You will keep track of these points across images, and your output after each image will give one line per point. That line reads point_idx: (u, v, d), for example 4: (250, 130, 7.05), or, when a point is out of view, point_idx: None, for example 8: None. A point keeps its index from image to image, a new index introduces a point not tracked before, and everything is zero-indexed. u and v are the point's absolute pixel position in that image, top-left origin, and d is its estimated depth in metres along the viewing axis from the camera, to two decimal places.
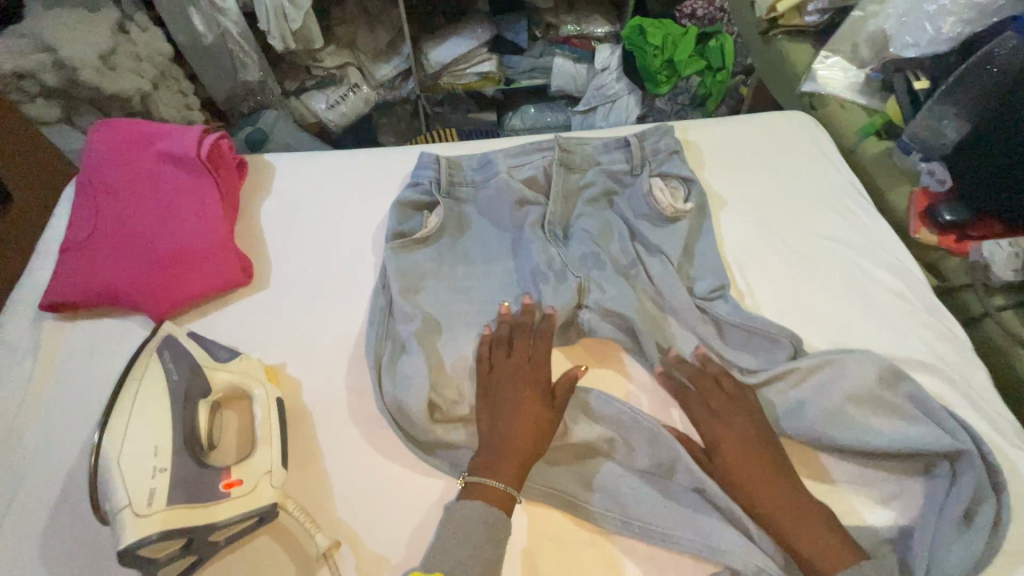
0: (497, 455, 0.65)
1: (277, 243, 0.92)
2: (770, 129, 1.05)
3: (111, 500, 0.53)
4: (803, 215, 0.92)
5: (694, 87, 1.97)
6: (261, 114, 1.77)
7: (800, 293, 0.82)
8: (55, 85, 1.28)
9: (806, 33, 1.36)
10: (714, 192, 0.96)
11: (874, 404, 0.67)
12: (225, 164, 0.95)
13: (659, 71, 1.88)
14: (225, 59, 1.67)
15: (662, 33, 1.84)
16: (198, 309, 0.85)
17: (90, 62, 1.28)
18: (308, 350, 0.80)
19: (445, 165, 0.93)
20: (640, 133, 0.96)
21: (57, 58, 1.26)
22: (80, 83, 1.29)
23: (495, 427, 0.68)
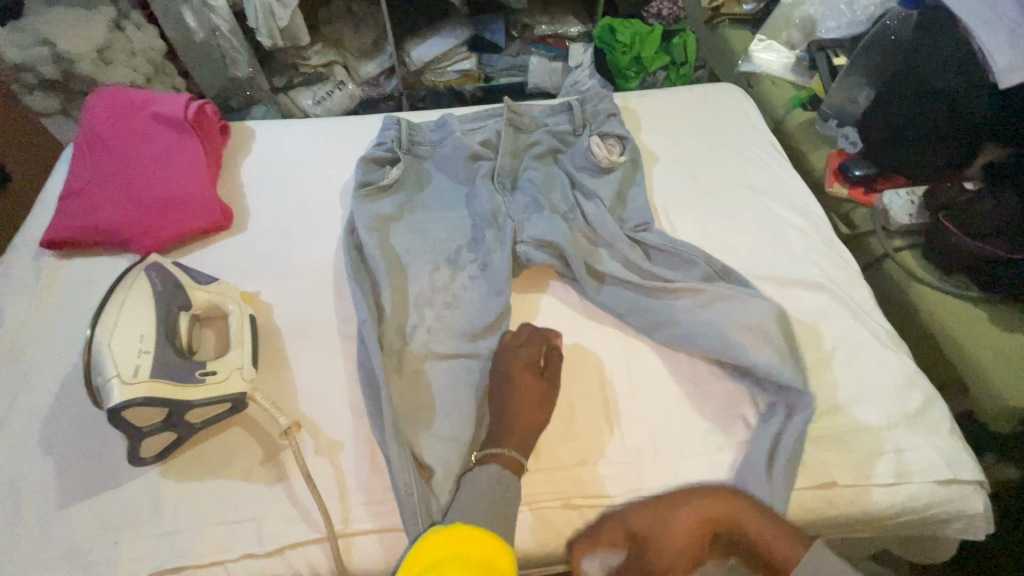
0: (507, 429, 0.70)
1: (256, 194, 1.02)
2: (703, 98, 1.18)
3: (102, 373, 0.63)
4: (725, 168, 1.04)
5: (660, 82, 2.08)
6: (251, 109, 1.92)
7: (717, 230, 0.94)
8: (52, 76, 1.40)
9: (745, 21, 1.50)
10: (648, 150, 1.07)
11: (766, 309, 0.79)
12: (209, 126, 1.06)
13: (628, 68, 2.01)
14: (216, 55, 1.76)
15: (630, 33, 1.97)
16: (183, 248, 0.95)
17: (86, 56, 1.39)
18: (279, 281, 0.89)
19: (405, 127, 1.04)
20: (583, 99, 1.09)
21: (55, 51, 1.37)
22: (77, 75, 1.41)
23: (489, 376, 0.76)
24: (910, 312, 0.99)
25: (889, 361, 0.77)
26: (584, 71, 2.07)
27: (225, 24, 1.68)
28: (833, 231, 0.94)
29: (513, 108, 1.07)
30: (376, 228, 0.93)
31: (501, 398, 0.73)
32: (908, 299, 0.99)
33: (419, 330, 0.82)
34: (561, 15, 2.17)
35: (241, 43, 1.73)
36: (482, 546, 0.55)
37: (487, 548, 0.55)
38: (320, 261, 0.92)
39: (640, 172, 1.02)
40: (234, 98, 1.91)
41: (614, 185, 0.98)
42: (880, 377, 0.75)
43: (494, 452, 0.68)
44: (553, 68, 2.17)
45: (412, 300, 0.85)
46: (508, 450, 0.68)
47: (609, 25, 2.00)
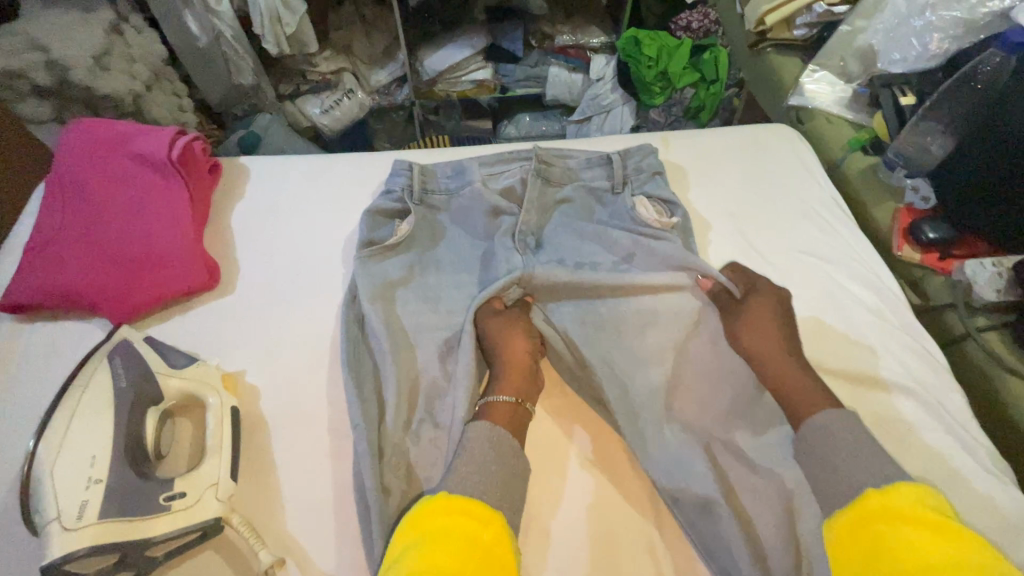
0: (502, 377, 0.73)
1: (248, 246, 0.90)
2: (755, 141, 1.04)
3: (40, 512, 0.52)
4: (781, 232, 0.92)
5: (688, 99, 1.94)
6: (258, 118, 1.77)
7: None
8: (47, 84, 1.26)
9: (794, 46, 1.35)
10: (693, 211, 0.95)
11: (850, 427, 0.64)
12: (197, 166, 0.94)
13: (653, 82, 1.87)
14: (221, 65, 1.64)
15: (656, 45, 1.83)
16: (162, 312, 0.83)
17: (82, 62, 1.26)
18: (269, 358, 0.77)
19: (417, 172, 0.91)
20: (624, 152, 0.96)
21: (49, 58, 1.24)
22: (74, 84, 1.28)
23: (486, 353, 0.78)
24: (993, 406, 0.85)
25: (993, 494, 0.64)
26: (607, 84, 1.99)
27: (230, 32, 1.59)
28: (911, 314, 0.81)
29: (544, 157, 0.94)
30: (383, 297, 0.81)
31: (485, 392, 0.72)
32: (995, 391, 0.85)
33: (429, 431, 0.70)
34: (584, 25, 2.03)
35: (247, 50, 1.64)
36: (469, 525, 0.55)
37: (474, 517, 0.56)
38: (315, 333, 0.80)
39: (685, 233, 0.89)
40: (238, 107, 1.80)
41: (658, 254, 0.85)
42: (982, 515, 0.62)
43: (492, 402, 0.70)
44: (573, 79, 2.03)
45: (422, 392, 0.73)
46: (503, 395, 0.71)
47: (635, 35, 1.84)
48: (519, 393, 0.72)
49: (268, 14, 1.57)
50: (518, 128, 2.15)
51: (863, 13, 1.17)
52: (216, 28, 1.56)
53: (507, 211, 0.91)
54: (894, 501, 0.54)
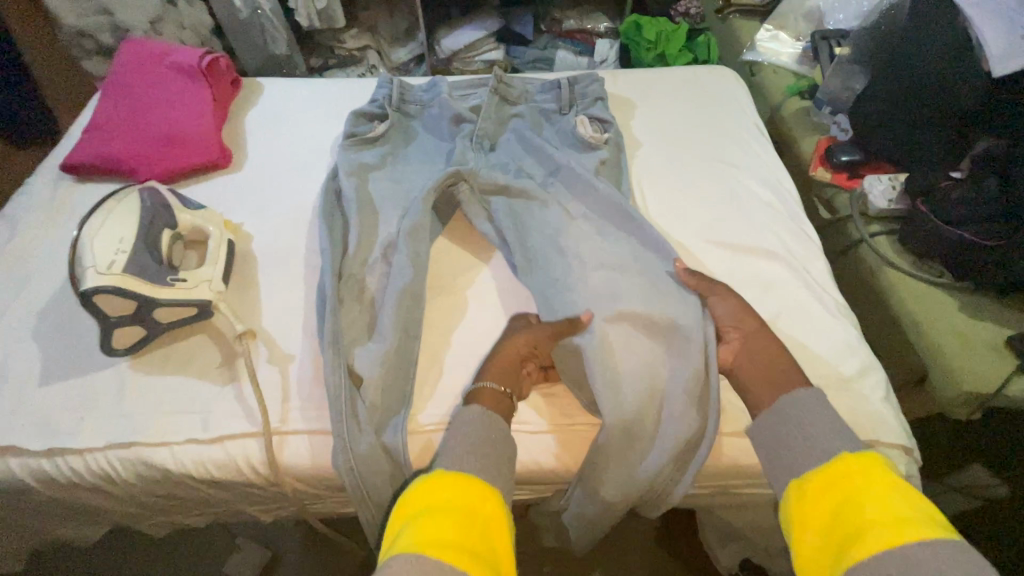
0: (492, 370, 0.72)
1: (256, 141, 1.10)
2: (695, 78, 1.19)
3: (83, 264, 0.71)
4: (702, 144, 1.05)
5: None
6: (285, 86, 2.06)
7: (685, 202, 0.95)
8: (109, 44, 1.56)
9: (755, 12, 1.51)
10: (631, 127, 1.09)
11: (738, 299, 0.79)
12: (222, 77, 1.15)
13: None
14: (258, 35, 1.88)
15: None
16: (183, 183, 1.03)
17: (141, 23, 1.53)
18: (263, 217, 0.96)
19: (397, 86, 1.10)
20: (574, 78, 1.09)
21: (112, 20, 1.52)
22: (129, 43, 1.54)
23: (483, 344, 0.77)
24: (879, 296, 0.97)
25: (833, 330, 0.77)
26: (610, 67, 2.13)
27: (269, 5, 1.82)
28: (801, 208, 0.94)
29: (504, 79, 1.11)
30: (356, 175, 0.98)
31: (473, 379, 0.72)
32: (878, 284, 0.97)
33: (378, 264, 0.86)
34: (591, 10, 2.26)
35: (281, 22, 1.87)
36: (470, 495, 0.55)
37: (478, 495, 0.55)
38: (301, 202, 0.99)
39: (615, 136, 1.03)
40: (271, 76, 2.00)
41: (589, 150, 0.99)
42: (819, 342, 0.75)
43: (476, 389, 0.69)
44: (579, 61, 2.18)
45: (379, 243, 0.89)
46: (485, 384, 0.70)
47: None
48: (503, 381, 0.71)
49: None
50: None
51: None
52: (257, 2, 1.79)
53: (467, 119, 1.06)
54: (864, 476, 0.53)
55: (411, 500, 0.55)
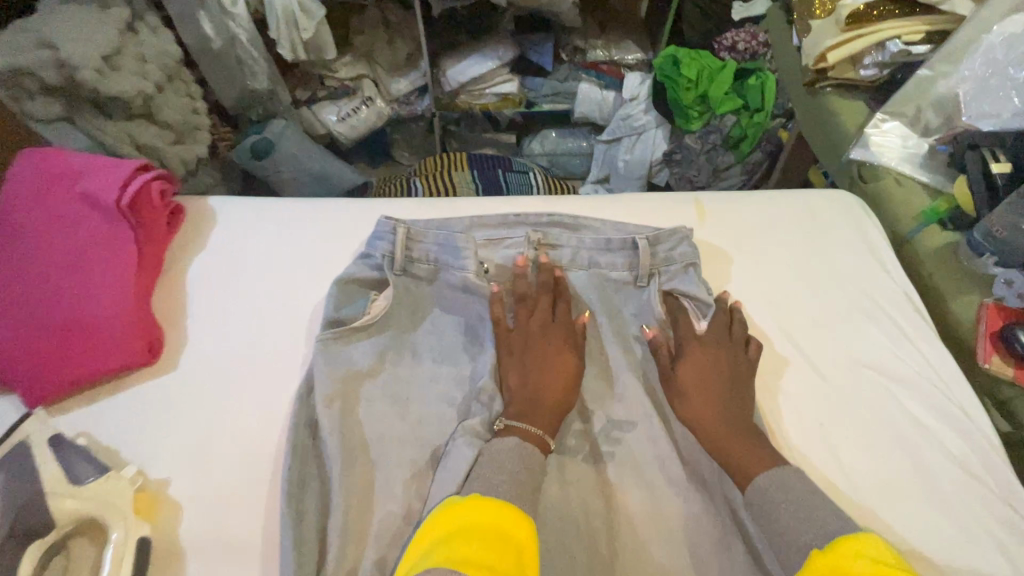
0: (534, 408, 0.66)
1: (198, 313, 0.77)
2: (811, 213, 0.87)
3: None
4: (845, 339, 0.75)
5: (728, 127, 1.73)
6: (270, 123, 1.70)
7: (848, 459, 0.66)
8: (56, 84, 1.06)
9: (858, 88, 1.16)
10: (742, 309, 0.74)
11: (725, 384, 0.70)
12: (154, 213, 0.81)
13: (690, 106, 1.70)
14: (234, 66, 1.52)
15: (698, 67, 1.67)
16: (89, 393, 0.70)
17: (92, 61, 1.06)
18: (203, 463, 0.65)
19: (401, 236, 0.76)
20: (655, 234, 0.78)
21: (57, 55, 1.03)
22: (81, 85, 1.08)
23: (526, 379, 0.68)
24: None
25: None
26: (640, 105, 1.80)
27: (246, 34, 1.46)
28: (1004, 471, 0.66)
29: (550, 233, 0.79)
30: (340, 395, 0.67)
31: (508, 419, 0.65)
32: None
33: None
34: (619, 39, 1.87)
35: (262, 53, 1.52)
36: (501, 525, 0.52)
37: (511, 522, 0.52)
38: (265, 439, 0.67)
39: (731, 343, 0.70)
40: (253, 111, 1.68)
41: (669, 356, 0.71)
42: None
43: (521, 429, 0.63)
44: (604, 97, 1.84)
45: (376, 536, 0.61)
46: (535, 428, 0.64)
47: (674, 54, 1.70)
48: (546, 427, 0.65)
49: (283, 15, 1.43)
50: (543, 144, 2.00)
51: (951, 54, 0.99)
52: (231, 31, 1.44)
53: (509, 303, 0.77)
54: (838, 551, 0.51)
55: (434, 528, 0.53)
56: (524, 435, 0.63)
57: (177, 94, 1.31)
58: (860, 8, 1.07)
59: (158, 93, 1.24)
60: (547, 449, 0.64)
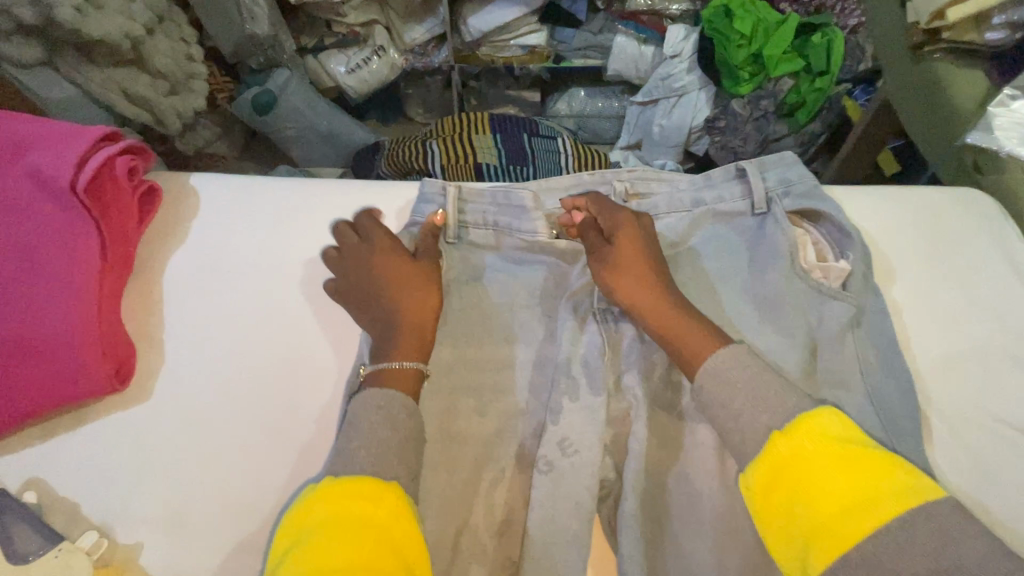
0: (392, 340, 0.57)
1: (182, 328, 0.64)
2: (941, 218, 0.70)
3: None
4: (997, 388, 0.60)
5: (785, 91, 1.48)
6: (273, 73, 1.50)
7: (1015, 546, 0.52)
8: (34, 24, 0.85)
9: (976, 55, 0.95)
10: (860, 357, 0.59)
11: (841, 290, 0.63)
12: (118, 199, 0.65)
13: (741, 67, 1.47)
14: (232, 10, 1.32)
15: (753, 19, 1.43)
16: (46, 428, 0.58)
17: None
18: (188, 522, 0.55)
19: (452, 197, 0.67)
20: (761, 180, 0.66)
21: None
22: (60, 25, 0.88)
23: (378, 311, 0.59)
24: None
25: None
26: (684, 63, 1.56)
27: None
28: None
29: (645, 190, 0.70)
30: None
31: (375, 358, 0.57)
32: None
33: None
34: None
35: None
36: (376, 508, 0.44)
37: (377, 501, 0.44)
38: (260, 498, 0.56)
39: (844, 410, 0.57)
40: (252, 58, 1.47)
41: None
42: None
43: (378, 370, 0.55)
44: (642, 52, 1.61)
45: None
46: (401, 363, 0.55)
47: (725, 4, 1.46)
48: (419, 354, 0.57)
49: None
50: (571, 104, 1.79)
51: None
52: None
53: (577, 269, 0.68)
54: (801, 447, 0.45)
55: (304, 512, 0.44)
56: (386, 379, 0.54)
57: (168, 37, 1.12)
58: None
59: (148, 37, 1.05)
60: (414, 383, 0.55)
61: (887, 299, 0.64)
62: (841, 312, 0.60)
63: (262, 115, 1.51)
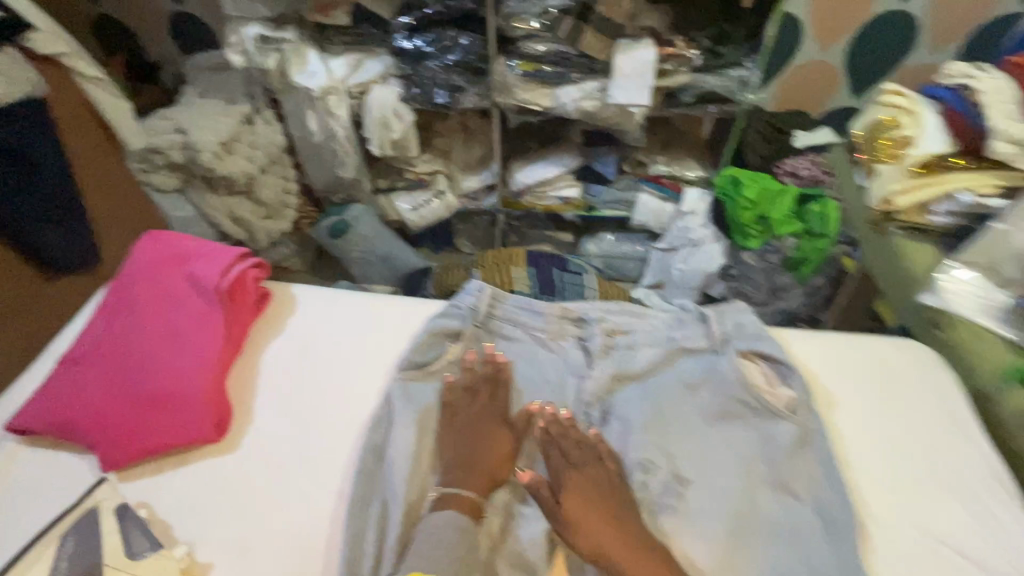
0: (470, 472, 0.72)
1: (268, 397, 0.83)
2: (885, 363, 0.84)
3: None
4: (918, 499, 0.70)
5: (788, 249, 1.72)
6: (349, 208, 1.87)
7: None
8: (178, 161, 1.29)
9: (929, 233, 1.15)
10: (805, 473, 0.71)
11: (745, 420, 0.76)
12: (245, 297, 0.89)
13: (748, 225, 1.74)
14: (325, 157, 1.64)
15: (756, 188, 1.72)
16: (157, 462, 0.75)
17: (212, 146, 1.28)
18: (250, 548, 0.68)
19: (488, 296, 0.87)
20: (718, 309, 0.84)
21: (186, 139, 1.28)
22: (199, 164, 1.29)
23: (460, 445, 0.75)
24: None
25: None
26: (698, 219, 1.82)
27: (342, 131, 1.54)
28: None
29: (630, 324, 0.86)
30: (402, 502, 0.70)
31: (448, 479, 0.72)
32: None
33: None
34: (682, 158, 1.94)
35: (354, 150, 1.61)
36: None
37: None
38: (306, 541, 0.69)
39: (782, 508, 0.69)
40: (337, 194, 1.86)
41: (713, 490, 0.70)
42: None
43: (451, 493, 0.70)
44: (664, 208, 1.89)
45: None
46: (469, 492, 0.70)
47: (734, 175, 1.77)
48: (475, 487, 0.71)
49: (377, 119, 1.52)
50: (599, 246, 2.06)
51: None
52: (330, 128, 1.52)
53: (576, 368, 0.83)
54: None
55: None
56: (454, 500, 0.69)
57: (275, 176, 1.48)
58: (926, 159, 1.11)
59: (260, 174, 1.42)
60: (476, 508, 0.70)
61: (825, 422, 0.76)
62: (790, 432, 0.73)
63: (335, 239, 1.86)
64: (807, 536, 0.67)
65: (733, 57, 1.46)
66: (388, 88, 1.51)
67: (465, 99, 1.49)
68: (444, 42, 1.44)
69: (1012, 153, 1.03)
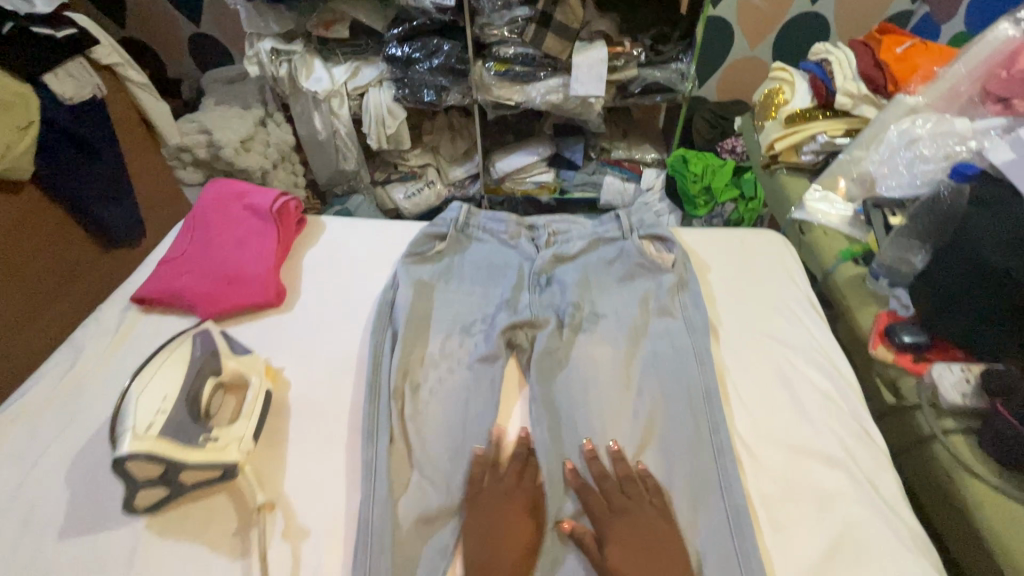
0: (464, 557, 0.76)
1: (309, 282, 1.16)
2: (748, 244, 1.18)
3: (125, 424, 0.77)
4: (756, 312, 1.05)
5: (728, 212, 2.05)
6: (352, 199, 2.22)
7: (763, 395, 0.93)
8: (203, 158, 1.61)
9: (804, 170, 1.52)
10: (680, 303, 1.04)
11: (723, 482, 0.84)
12: (289, 218, 1.23)
13: (697, 196, 2.03)
14: (331, 149, 2.00)
15: (702, 163, 2.02)
16: (235, 319, 1.09)
17: (234, 142, 1.58)
18: (307, 359, 1.01)
19: (465, 210, 1.20)
20: (629, 211, 1.18)
21: (212, 138, 1.57)
22: (221, 157, 1.60)
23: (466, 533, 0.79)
24: (949, 502, 0.88)
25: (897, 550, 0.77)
26: (655, 195, 2.20)
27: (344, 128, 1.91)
28: (859, 398, 0.93)
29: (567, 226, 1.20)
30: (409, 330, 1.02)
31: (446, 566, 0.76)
32: (957, 493, 0.86)
33: (415, 435, 0.91)
34: (637, 143, 2.30)
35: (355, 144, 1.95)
36: None
37: None
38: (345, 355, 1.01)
39: (665, 321, 1.02)
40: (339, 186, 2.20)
41: (620, 315, 1.03)
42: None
43: None
44: (625, 187, 2.23)
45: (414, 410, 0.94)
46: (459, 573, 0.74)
47: (683, 156, 2.08)
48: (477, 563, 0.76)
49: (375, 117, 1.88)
50: None
51: (867, 142, 1.33)
52: (335, 125, 1.90)
53: (528, 254, 1.16)
54: None
55: None
56: None
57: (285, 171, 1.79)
58: (795, 113, 1.47)
59: (273, 170, 1.73)
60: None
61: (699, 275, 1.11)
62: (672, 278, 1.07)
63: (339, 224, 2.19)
64: (681, 333, 0.99)
65: (672, 54, 1.83)
66: (382, 90, 1.86)
67: (449, 97, 1.85)
68: (429, 49, 1.78)
69: (849, 102, 1.41)
